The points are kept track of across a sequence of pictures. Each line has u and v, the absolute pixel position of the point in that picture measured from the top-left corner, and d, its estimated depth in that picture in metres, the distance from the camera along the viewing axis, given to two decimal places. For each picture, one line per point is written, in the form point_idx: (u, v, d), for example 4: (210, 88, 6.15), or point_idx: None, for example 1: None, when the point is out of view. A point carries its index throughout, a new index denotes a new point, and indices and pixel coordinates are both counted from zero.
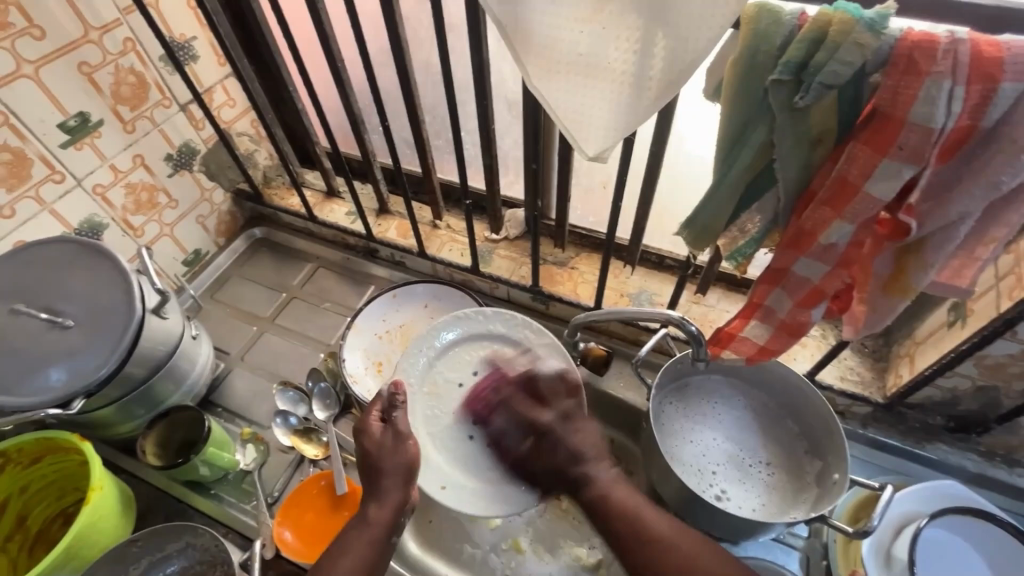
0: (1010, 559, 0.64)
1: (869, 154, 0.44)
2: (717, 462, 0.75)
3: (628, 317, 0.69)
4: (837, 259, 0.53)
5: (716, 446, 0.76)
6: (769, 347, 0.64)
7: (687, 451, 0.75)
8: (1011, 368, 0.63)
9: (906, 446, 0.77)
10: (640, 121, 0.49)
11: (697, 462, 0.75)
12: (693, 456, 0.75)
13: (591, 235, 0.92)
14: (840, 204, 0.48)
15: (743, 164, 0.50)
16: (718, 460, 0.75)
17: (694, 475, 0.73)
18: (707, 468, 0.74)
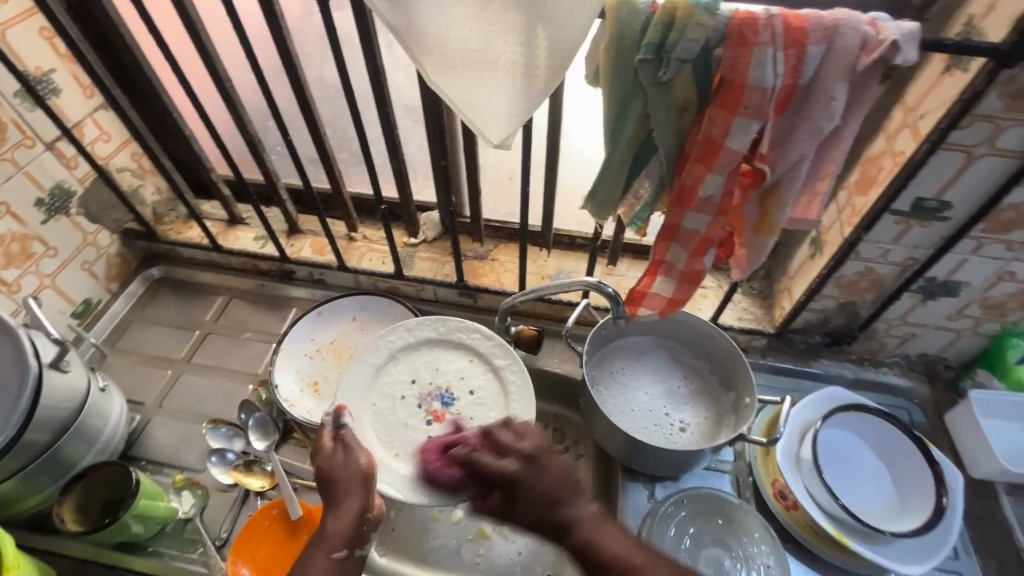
0: (875, 436, 0.79)
1: (724, 115, 0.53)
2: (664, 405, 0.83)
3: (551, 291, 0.76)
4: (715, 209, 0.62)
5: (659, 393, 0.84)
6: (675, 298, 0.73)
7: (638, 408, 0.82)
8: (861, 284, 0.77)
9: (797, 367, 0.90)
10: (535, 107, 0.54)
11: (649, 411, 0.82)
12: (644, 409, 0.82)
13: (506, 226, 0.98)
14: (709, 160, 0.56)
15: (628, 136, 0.58)
16: (661, 405, 0.83)
17: (656, 428, 0.81)
18: (659, 416, 0.82)
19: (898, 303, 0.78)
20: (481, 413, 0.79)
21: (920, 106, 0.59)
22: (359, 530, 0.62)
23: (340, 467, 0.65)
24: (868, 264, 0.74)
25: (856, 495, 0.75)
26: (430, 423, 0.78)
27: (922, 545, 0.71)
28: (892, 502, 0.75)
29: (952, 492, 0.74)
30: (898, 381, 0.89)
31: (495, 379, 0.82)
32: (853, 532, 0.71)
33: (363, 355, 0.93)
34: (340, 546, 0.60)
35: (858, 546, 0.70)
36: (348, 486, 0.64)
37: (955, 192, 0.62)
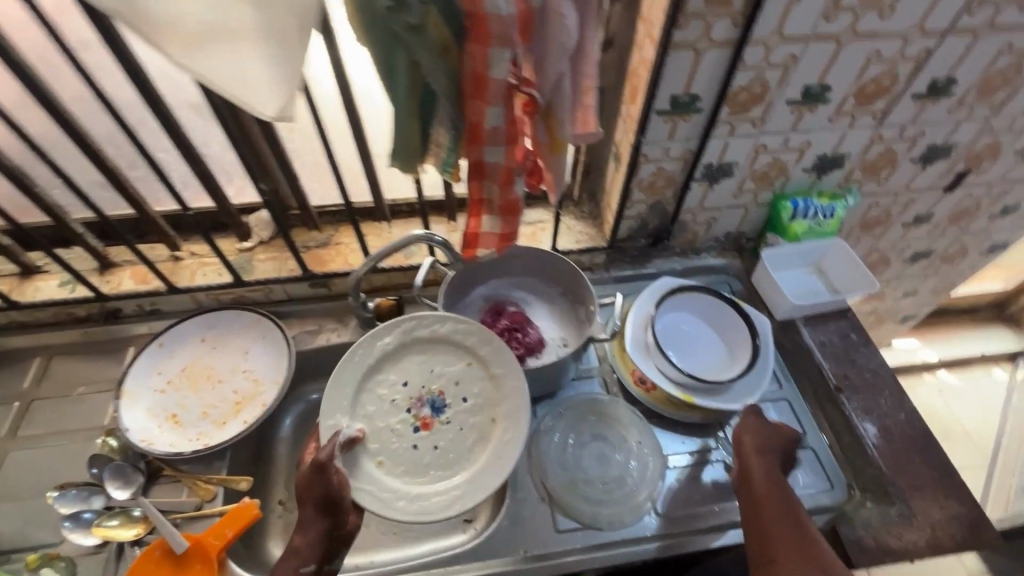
0: (700, 306, 0.92)
1: (480, 48, 0.57)
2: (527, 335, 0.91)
3: (389, 252, 0.78)
4: (506, 139, 0.67)
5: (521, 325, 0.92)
6: (505, 232, 0.78)
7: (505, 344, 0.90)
8: (659, 183, 0.88)
9: (637, 271, 1.01)
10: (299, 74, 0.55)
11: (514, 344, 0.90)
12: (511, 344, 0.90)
13: (342, 208, 0.96)
14: (483, 93, 0.61)
15: (404, 85, 0.61)
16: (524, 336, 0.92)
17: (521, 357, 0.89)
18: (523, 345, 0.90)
19: (691, 193, 0.90)
20: (472, 425, 0.76)
21: (650, 16, 0.68)
22: (328, 547, 0.66)
23: (308, 488, 0.66)
24: (658, 164, 0.84)
25: (694, 361, 0.88)
26: (417, 431, 0.75)
27: (749, 385, 0.84)
28: (721, 360, 0.89)
29: (763, 336, 0.88)
30: (715, 261, 1.04)
31: (496, 387, 0.76)
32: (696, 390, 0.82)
33: (221, 373, 0.88)
34: (310, 561, 0.64)
35: (702, 400, 0.81)
36: (312, 510, 0.65)
37: (697, 85, 0.73)
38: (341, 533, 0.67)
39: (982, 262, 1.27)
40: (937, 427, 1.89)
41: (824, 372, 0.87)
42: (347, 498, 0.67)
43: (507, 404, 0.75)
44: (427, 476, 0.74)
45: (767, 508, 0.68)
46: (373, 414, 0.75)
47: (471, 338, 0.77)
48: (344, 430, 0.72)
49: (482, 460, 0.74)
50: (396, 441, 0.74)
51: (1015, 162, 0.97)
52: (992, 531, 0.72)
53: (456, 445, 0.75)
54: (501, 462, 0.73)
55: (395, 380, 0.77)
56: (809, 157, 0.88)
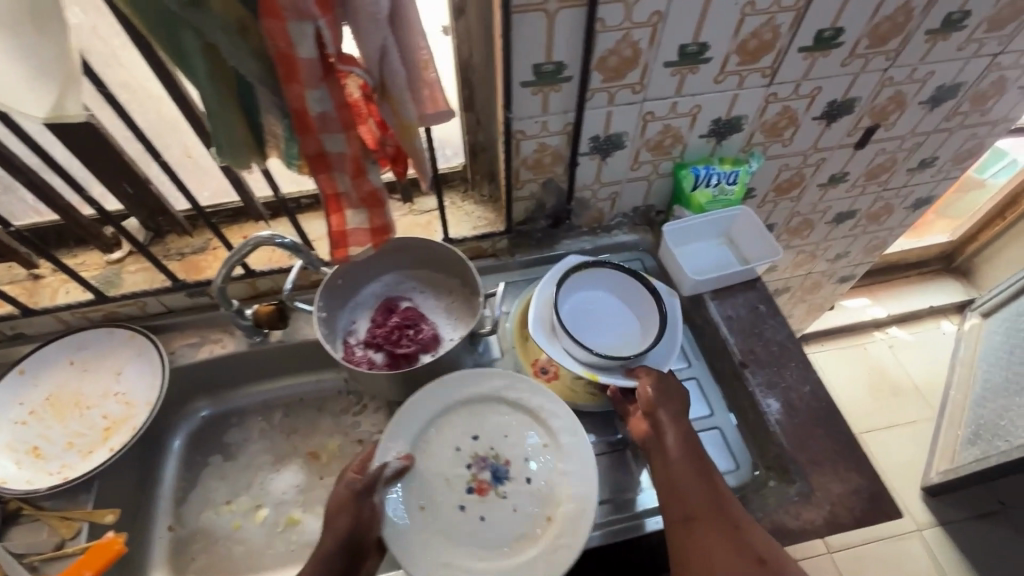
0: (610, 280, 0.86)
1: (275, 23, 0.50)
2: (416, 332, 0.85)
3: (235, 259, 0.72)
4: (341, 125, 0.60)
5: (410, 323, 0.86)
6: (373, 226, 0.73)
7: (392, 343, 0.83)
8: (546, 160, 0.82)
9: (543, 254, 0.96)
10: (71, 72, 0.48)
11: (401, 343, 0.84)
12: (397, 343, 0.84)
13: (222, 207, 0.87)
14: (296, 75, 0.54)
15: (203, 70, 0.54)
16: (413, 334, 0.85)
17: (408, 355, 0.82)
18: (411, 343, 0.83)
19: (583, 168, 0.84)
20: (527, 514, 0.71)
21: None
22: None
23: (343, 504, 0.66)
24: (539, 140, 0.78)
25: (603, 339, 0.82)
26: (468, 492, 0.73)
27: (659, 358, 0.79)
28: (633, 336, 0.83)
29: (671, 308, 0.84)
30: (626, 238, 0.99)
31: (569, 484, 0.72)
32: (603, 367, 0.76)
33: (90, 399, 0.82)
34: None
35: (610, 377, 0.75)
36: (341, 531, 0.65)
37: (559, 51, 0.67)
38: (352, 569, 0.66)
39: (911, 219, 1.25)
40: (888, 384, 1.90)
41: (728, 347, 0.83)
42: (371, 536, 0.66)
43: (572, 495, 0.71)
44: (467, 551, 0.69)
45: (683, 471, 0.68)
46: (433, 454, 0.74)
47: (556, 420, 0.76)
48: (390, 458, 0.71)
49: (511, 560, 0.68)
50: (445, 492, 0.72)
51: (924, 113, 0.93)
52: (891, 503, 0.70)
53: (504, 525, 0.71)
54: (556, 560, 0.66)
55: (467, 432, 0.76)
56: (703, 122, 0.83)
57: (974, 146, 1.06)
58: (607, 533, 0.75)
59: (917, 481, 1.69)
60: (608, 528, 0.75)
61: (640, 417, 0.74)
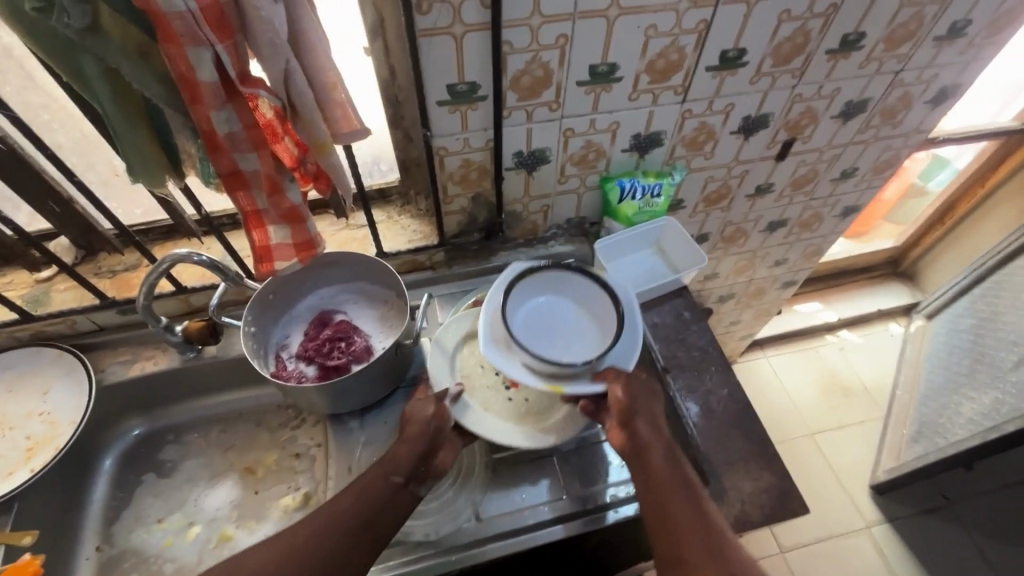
0: (557, 285, 0.82)
1: (173, 48, 0.52)
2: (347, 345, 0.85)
3: (161, 274, 0.73)
4: (252, 144, 0.62)
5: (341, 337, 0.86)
6: (297, 240, 0.74)
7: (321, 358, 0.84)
8: (472, 175, 0.84)
9: (478, 267, 0.98)
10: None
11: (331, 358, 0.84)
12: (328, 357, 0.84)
13: (154, 225, 0.88)
14: (200, 98, 0.56)
15: (105, 94, 0.55)
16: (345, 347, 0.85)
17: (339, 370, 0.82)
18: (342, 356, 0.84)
19: (510, 183, 0.87)
20: None
21: None
22: (416, 468, 0.70)
23: (421, 411, 0.74)
24: (463, 156, 0.81)
25: (563, 347, 0.77)
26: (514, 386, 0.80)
27: (620, 358, 0.76)
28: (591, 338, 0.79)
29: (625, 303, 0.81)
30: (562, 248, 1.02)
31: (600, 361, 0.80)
32: (565, 378, 0.72)
33: (13, 420, 0.81)
34: (396, 474, 0.69)
35: (574, 387, 0.72)
36: (410, 431, 0.72)
37: (471, 72, 0.69)
38: (431, 463, 0.72)
39: (841, 226, 1.30)
40: (839, 384, 1.95)
41: (653, 354, 0.86)
42: (448, 425, 0.74)
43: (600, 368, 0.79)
44: (531, 421, 0.77)
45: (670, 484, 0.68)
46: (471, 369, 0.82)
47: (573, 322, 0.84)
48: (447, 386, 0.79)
49: (556, 436, 0.75)
50: (496, 389, 0.80)
51: (837, 127, 0.98)
52: (798, 501, 0.73)
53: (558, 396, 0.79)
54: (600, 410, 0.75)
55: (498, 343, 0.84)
56: (623, 137, 0.86)
57: (892, 157, 1.12)
58: (569, 525, 0.75)
59: (866, 479, 1.74)
60: (569, 520, 0.75)
61: (615, 427, 0.72)
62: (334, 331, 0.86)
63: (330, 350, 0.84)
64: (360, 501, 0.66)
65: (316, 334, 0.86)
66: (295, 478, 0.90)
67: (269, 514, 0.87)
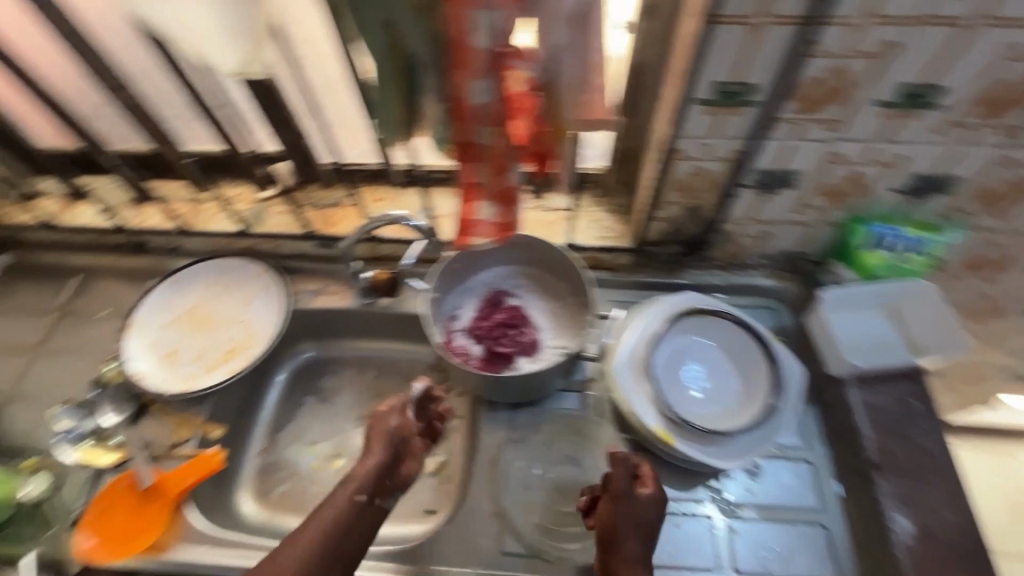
0: (729, 340, 0.76)
1: (460, 7, 0.49)
2: (518, 337, 0.83)
3: (371, 228, 0.73)
4: (496, 119, 0.57)
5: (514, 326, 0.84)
6: (501, 220, 0.70)
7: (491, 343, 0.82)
8: (699, 185, 0.74)
9: (663, 278, 0.88)
10: (259, 31, 0.51)
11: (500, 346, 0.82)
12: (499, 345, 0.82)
13: (360, 167, 0.91)
14: (465, 63, 0.52)
15: (379, 47, 0.53)
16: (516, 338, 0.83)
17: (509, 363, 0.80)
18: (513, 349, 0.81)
19: (738, 202, 0.75)
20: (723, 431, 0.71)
21: None
22: (383, 481, 0.65)
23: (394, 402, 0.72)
24: (697, 163, 0.70)
25: (698, 402, 0.73)
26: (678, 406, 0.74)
27: (751, 442, 0.70)
28: (736, 409, 0.72)
29: (788, 392, 0.72)
30: (765, 282, 0.88)
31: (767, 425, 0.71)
32: (681, 431, 0.71)
33: (221, 319, 0.90)
34: (355, 493, 0.62)
35: (682, 444, 0.70)
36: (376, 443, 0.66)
37: (754, 71, 0.58)
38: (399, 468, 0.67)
39: None
40: None
41: (862, 442, 0.72)
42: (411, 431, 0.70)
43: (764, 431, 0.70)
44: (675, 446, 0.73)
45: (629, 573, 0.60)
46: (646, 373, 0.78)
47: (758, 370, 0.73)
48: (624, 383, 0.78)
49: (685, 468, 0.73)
50: None
51: None
52: None
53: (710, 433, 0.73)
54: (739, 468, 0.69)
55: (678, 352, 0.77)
56: (902, 176, 0.69)
57: None
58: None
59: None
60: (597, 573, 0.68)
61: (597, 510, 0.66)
62: (509, 318, 0.84)
63: (501, 338, 0.82)
64: (324, 538, 0.59)
65: (489, 313, 0.85)
66: (433, 443, 0.91)
67: None
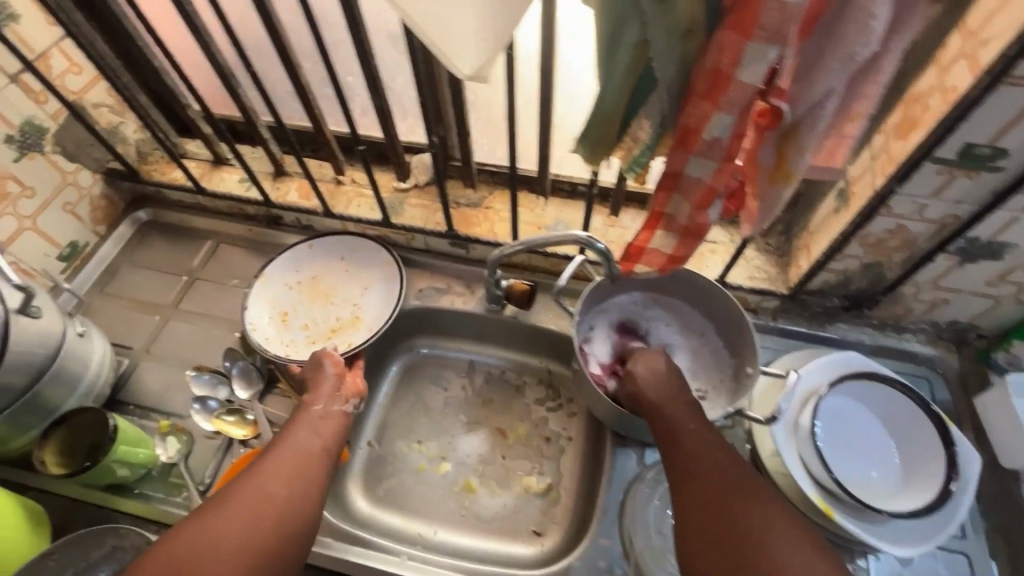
0: (894, 412, 0.71)
1: (735, 38, 0.44)
2: None
3: (539, 244, 0.71)
4: (722, 154, 0.53)
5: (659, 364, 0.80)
6: (677, 254, 0.65)
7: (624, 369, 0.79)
8: (890, 242, 0.69)
9: (811, 330, 0.84)
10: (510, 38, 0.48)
11: None
12: None
13: (501, 170, 0.90)
14: (716, 95, 0.48)
15: (622, 67, 0.50)
16: None
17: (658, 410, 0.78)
18: None
19: (930, 266, 0.69)
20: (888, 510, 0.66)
21: (982, 31, 0.49)
22: (337, 393, 0.71)
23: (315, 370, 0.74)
24: (900, 221, 0.65)
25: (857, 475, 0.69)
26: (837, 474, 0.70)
27: (921, 530, 0.65)
28: (901, 489, 0.67)
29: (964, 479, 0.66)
30: (922, 349, 0.82)
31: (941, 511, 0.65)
32: (840, 504, 0.66)
33: (338, 297, 0.90)
34: (318, 404, 0.69)
35: (845, 520, 0.65)
36: (318, 370, 0.73)
37: (1014, 137, 0.53)
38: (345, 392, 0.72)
39: None
40: None
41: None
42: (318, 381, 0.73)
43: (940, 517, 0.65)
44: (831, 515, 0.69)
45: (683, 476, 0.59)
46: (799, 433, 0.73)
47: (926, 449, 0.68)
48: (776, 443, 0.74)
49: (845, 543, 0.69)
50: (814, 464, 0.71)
51: None
52: None
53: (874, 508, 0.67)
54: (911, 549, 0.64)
55: (836, 417, 0.72)
56: None
57: None
58: None
59: None
60: None
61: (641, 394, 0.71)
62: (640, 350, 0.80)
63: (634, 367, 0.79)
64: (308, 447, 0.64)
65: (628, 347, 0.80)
66: (541, 463, 0.88)
67: (511, 486, 0.86)
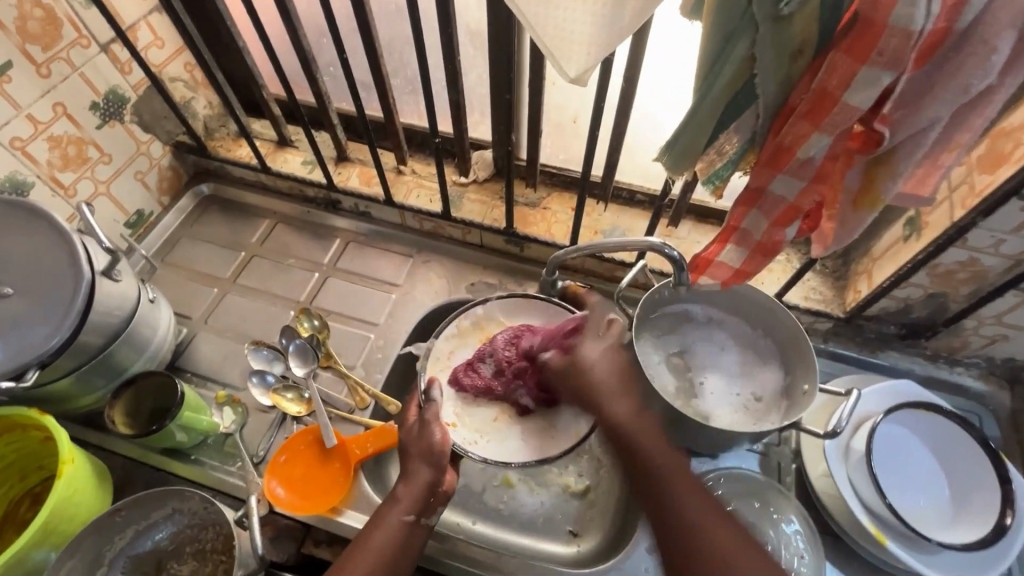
0: (947, 442, 0.71)
1: (848, 63, 0.45)
2: (732, 384, 0.76)
3: (608, 247, 0.71)
4: (813, 175, 0.54)
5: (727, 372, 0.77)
6: (744, 269, 0.65)
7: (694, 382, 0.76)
8: (959, 274, 0.69)
9: (861, 356, 0.83)
10: None
11: (718, 396, 0.75)
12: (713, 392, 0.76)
13: (562, 173, 0.91)
14: (818, 116, 0.48)
15: (723, 82, 0.51)
16: (730, 386, 0.76)
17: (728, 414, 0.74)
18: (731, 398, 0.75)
19: (997, 301, 0.69)
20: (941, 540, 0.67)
21: None
22: (427, 501, 0.65)
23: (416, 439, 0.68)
24: (974, 254, 0.65)
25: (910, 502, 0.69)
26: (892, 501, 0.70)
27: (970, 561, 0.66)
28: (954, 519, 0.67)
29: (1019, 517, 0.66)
30: (974, 384, 0.81)
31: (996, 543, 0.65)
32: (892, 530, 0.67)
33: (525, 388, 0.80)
34: (407, 512, 0.63)
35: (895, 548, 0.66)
36: (418, 460, 0.66)
37: None
38: (442, 491, 0.66)
39: None
40: None
41: None
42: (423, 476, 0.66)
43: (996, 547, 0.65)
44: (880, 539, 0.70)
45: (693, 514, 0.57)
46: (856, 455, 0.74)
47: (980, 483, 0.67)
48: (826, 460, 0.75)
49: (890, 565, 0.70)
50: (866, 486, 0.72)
51: None
52: None
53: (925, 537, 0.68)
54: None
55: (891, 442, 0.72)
56: None
57: None
58: None
59: None
60: None
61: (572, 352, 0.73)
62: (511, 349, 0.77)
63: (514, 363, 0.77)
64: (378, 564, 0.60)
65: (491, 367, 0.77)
66: (579, 465, 0.88)
67: (549, 484, 0.87)
